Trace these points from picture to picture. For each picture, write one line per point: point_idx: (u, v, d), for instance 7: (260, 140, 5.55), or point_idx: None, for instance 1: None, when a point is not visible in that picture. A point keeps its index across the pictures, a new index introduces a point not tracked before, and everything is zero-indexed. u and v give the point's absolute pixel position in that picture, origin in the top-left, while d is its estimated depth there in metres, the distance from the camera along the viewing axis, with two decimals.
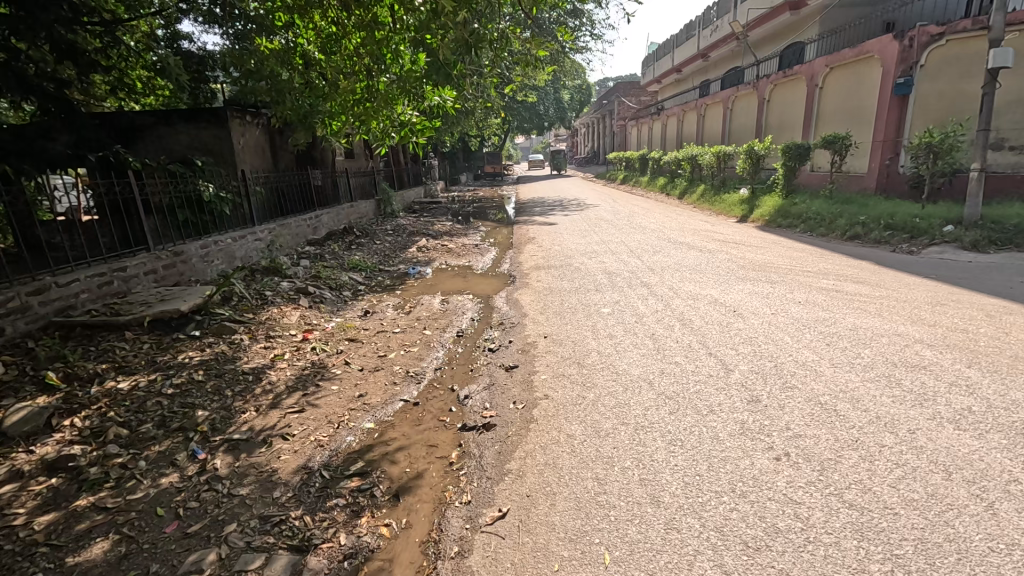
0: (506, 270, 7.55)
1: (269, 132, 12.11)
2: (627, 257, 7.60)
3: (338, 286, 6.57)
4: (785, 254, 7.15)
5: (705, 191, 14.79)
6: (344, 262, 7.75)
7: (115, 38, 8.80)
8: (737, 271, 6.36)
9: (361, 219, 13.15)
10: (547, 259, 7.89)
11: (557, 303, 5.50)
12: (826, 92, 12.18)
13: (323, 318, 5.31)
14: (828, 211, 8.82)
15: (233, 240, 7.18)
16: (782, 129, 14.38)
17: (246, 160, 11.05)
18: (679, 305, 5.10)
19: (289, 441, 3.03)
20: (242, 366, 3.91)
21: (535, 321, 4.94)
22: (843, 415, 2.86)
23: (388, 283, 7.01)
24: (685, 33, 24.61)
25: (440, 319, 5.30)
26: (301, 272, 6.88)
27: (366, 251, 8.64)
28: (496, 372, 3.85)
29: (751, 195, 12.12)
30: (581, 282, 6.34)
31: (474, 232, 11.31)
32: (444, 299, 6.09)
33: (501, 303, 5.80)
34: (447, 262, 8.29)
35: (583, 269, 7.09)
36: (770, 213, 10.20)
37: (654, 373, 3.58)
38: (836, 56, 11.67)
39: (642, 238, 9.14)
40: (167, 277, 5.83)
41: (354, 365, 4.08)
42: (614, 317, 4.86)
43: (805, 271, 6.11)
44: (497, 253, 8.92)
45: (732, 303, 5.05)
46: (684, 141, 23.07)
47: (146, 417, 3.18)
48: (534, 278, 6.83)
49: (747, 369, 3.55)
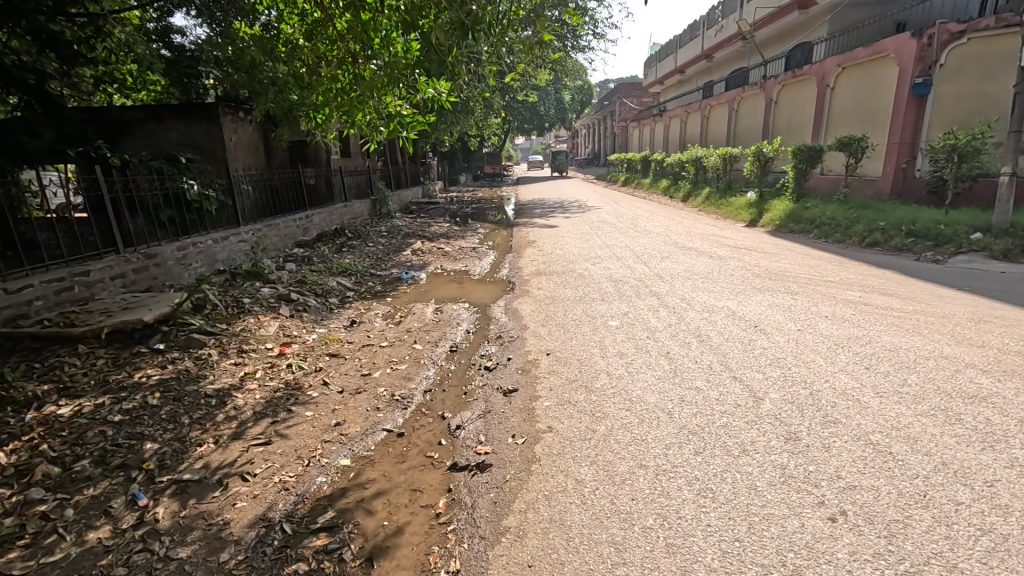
0: (505, 276, 7.11)
1: (260, 128, 11.67)
2: (633, 262, 7.19)
3: (324, 292, 6.12)
4: (802, 261, 6.72)
5: (711, 194, 14.37)
6: (334, 266, 7.31)
7: (98, 29, 8.39)
8: (753, 279, 5.93)
9: (355, 220, 12.70)
10: (548, 265, 7.47)
11: (560, 314, 5.07)
12: (838, 93, 11.77)
13: (304, 329, 4.86)
14: (843, 216, 8.39)
15: (214, 241, 6.72)
16: (791, 131, 13.96)
17: (238, 158, 10.59)
18: (694, 318, 4.67)
19: (248, 483, 2.57)
20: (206, 387, 3.45)
21: (536, 335, 4.50)
22: (902, 460, 2.42)
23: (379, 289, 6.57)
24: (688, 33, 24.25)
25: (432, 331, 4.85)
26: (286, 277, 6.43)
27: (357, 253, 8.20)
28: (493, 397, 3.40)
29: (760, 198, 11.70)
30: (585, 290, 5.91)
31: (472, 234, 10.88)
32: (437, 308, 5.65)
33: (500, 312, 5.37)
34: (442, 266, 7.85)
35: (586, 276, 6.67)
36: (781, 217, 9.78)
37: (672, 402, 3.14)
38: (849, 55, 11.27)
39: (647, 242, 8.73)
40: (138, 281, 5.39)
41: (334, 386, 3.62)
42: (623, 332, 4.43)
43: (826, 280, 5.68)
44: (496, 257, 8.48)
45: (752, 317, 4.61)
46: (688, 142, 22.66)
47: (85, 451, 2.73)
48: (534, 285, 6.40)
49: (779, 398, 3.10)
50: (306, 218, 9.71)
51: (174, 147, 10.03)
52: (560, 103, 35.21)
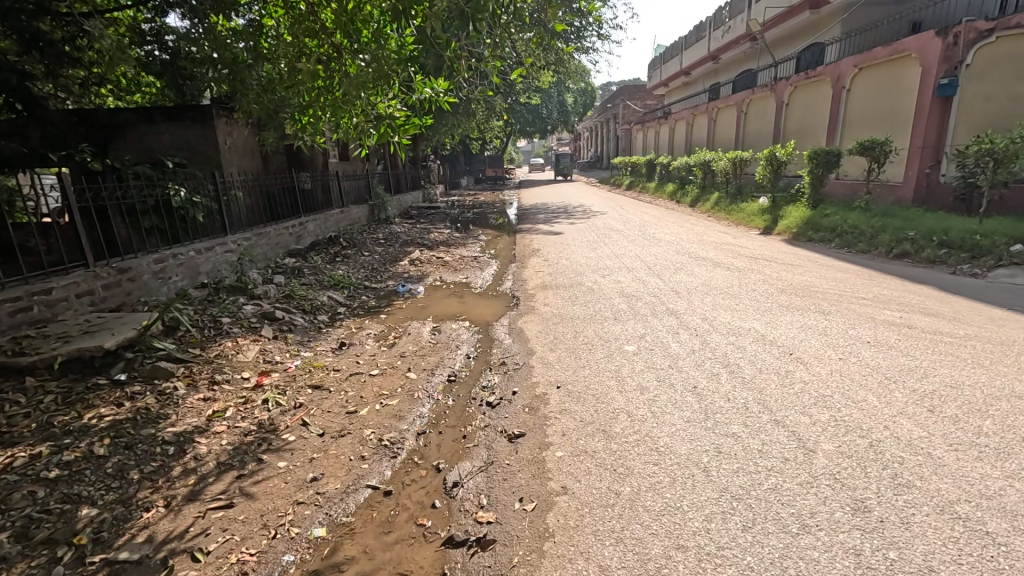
0: (508, 289, 6.65)
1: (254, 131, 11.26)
2: (646, 275, 6.73)
3: (314, 309, 5.67)
4: (828, 275, 6.25)
5: (720, 199, 13.91)
6: (326, 278, 6.86)
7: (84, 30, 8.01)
8: (778, 296, 5.46)
9: (353, 226, 12.26)
10: (555, 276, 7.02)
11: (571, 336, 4.61)
12: (854, 95, 11.33)
13: (288, 353, 4.39)
14: (866, 225, 7.92)
15: (198, 252, 6.28)
16: (803, 134, 13.50)
17: (232, 162, 10.16)
18: (720, 343, 4.20)
19: (198, 565, 2.11)
20: (165, 431, 2.99)
21: (544, 362, 4.03)
22: (1006, 545, 1.95)
23: (373, 305, 6.11)
24: (694, 34, 23.81)
25: (429, 356, 4.38)
26: (273, 290, 5.97)
27: (351, 264, 7.74)
28: (495, 444, 2.94)
29: (774, 205, 11.23)
30: (596, 307, 5.45)
31: (473, 242, 10.42)
32: (435, 327, 5.18)
33: (503, 333, 4.91)
34: (442, 278, 7.39)
35: (597, 290, 6.21)
36: (798, 225, 9.30)
37: (707, 455, 2.67)
38: (867, 55, 10.81)
39: (659, 252, 8.27)
40: (110, 298, 4.95)
41: (314, 428, 3.16)
42: (641, 360, 3.96)
43: (860, 297, 5.20)
44: (499, 268, 8.02)
45: (785, 342, 4.14)
46: (694, 146, 22.20)
47: (5, 521, 2.27)
48: (540, 300, 5.93)
49: (834, 450, 2.63)
50: (301, 225, 9.26)
51: (162, 151, 9.61)
52: (563, 106, 34.85)
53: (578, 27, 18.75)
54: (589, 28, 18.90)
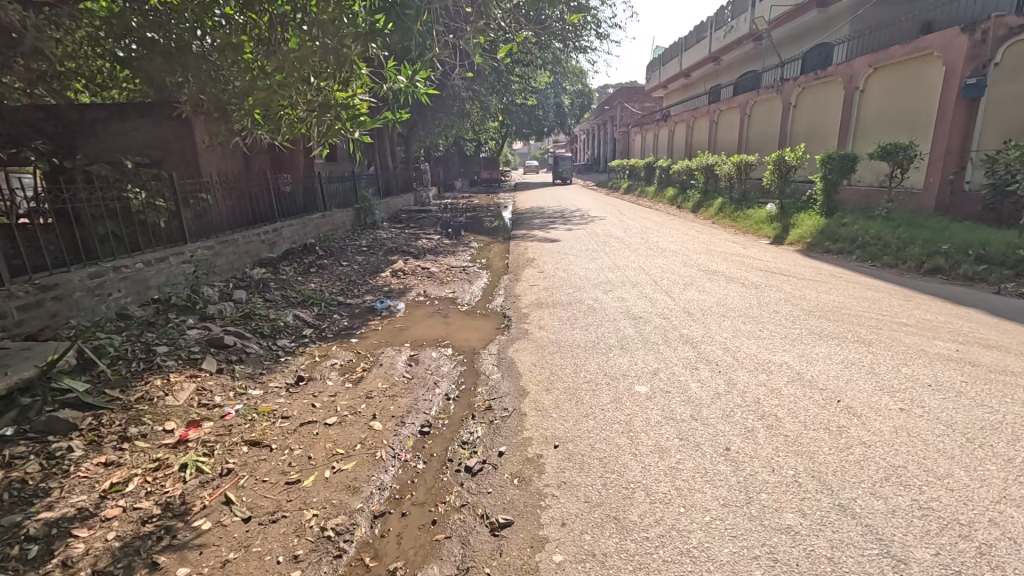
0: (500, 306, 5.95)
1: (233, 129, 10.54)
2: (652, 291, 6.06)
3: (275, 332, 4.93)
4: (857, 293, 5.59)
5: (724, 204, 13.25)
6: (295, 292, 6.13)
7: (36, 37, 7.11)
8: (806, 320, 4.79)
9: (336, 231, 11.54)
10: (551, 292, 6.31)
11: (569, 370, 3.91)
12: (870, 96, 10.71)
13: (231, 393, 3.65)
14: (890, 236, 7.28)
15: (147, 264, 5.53)
16: (813, 137, 12.87)
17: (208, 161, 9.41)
18: (750, 384, 3.50)
19: None
20: (33, 520, 2.26)
21: (539, 410, 3.32)
22: None
23: (345, 326, 5.39)
24: (694, 35, 23.26)
25: (399, 396, 3.65)
26: (229, 309, 5.22)
27: (326, 276, 7.02)
28: (474, 539, 2.23)
29: (783, 212, 10.60)
30: (599, 332, 4.76)
31: (464, 250, 9.71)
32: (413, 356, 4.46)
33: (490, 365, 4.20)
34: (426, 292, 6.68)
35: (597, 309, 5.50)
36: (812, 234, 8.64)
37: (759, 565, 1.97)
38: (885, 53, 10.19)
39: (664, 264, 7.61)
40: (28, 321, 4.21)
41: (238, 509, 2.43)
42: (657, 407, 3.25)
43: (901, 324, 4.53)
44: (490, 280, 7.32)
45: (827, 383, 3.46)
46: (695, 149, 21.60)
47: None
48: (534, 321, 5.24)
49: (931, 560, 1.94)
50: (276, 231, 8.51)
51: (125, 149, 8.86)
52: (560, 108, 34.25)
53: (579, 25, 18.06)
54: (588, 27, 18.32)
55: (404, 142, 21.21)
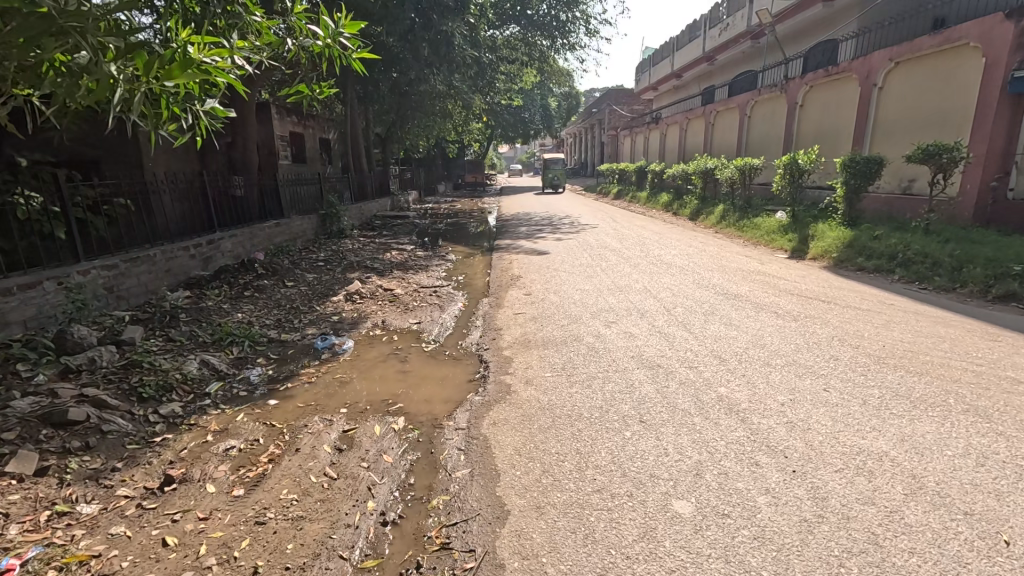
0: (476, 344, 4.70)
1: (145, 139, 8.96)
2: (665, 324, 4.88)
3: (163, 393, 3.56)
4: (925, 329, 4.43)
5: (727, 212, 12.18)
6: (215, 325, 4.80)
7: None
8: (879, 373, 3.60)
9: (297, 241, 10.20)
10: (540, 324, 5.04)
11: (569, 468, 2.64)
12: (891, 93, 9.68)
13: (41, 518, 2.34)
14: (940, 254, 6.17)
15: (8, 293, 4.16)
16: (822, 139, 11.84)
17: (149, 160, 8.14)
18: (851, 505, 2.26)
19: None
20: None
21: (526, 560, 2.04)
22: None
23: (271, 375, 4.08)
24: (686, 35, 22.38)
25: (307, 523, 2.33)
26: (106, 355, 3.84)
27: (264, 302, 5.69)
28: None
29: (797, 223, 9.50)
30: (607, 389, 3.53)
31: (438, 264, 8.43)
32: (347, 433, 3.16)
33: (455, 451, 2.91)
34: (384, 322, 5.39)
35: (601, 351, 4.27)
36: (839, 248, 7.54)
37: None
38: (908, 45, 9.16)
39: (674, 284, 6.44)
40: None
41: None
42: (716, 556, 2.00)
43: (1012, 382, 3.37)
44: (467, 305, 6.07)
45: (965, 498, 2.26)
46: (688, 152, 20.61)
47: None
48: (518, 370, 3.96)
49: None
50: (212, 244, 7.12)
51: (30, 145, 7.38)
52: (547, 110, 33.23)
53: (565, 20, 17.03)
54: (577, 22, 17.27)
55: (382, 144, 19.94)
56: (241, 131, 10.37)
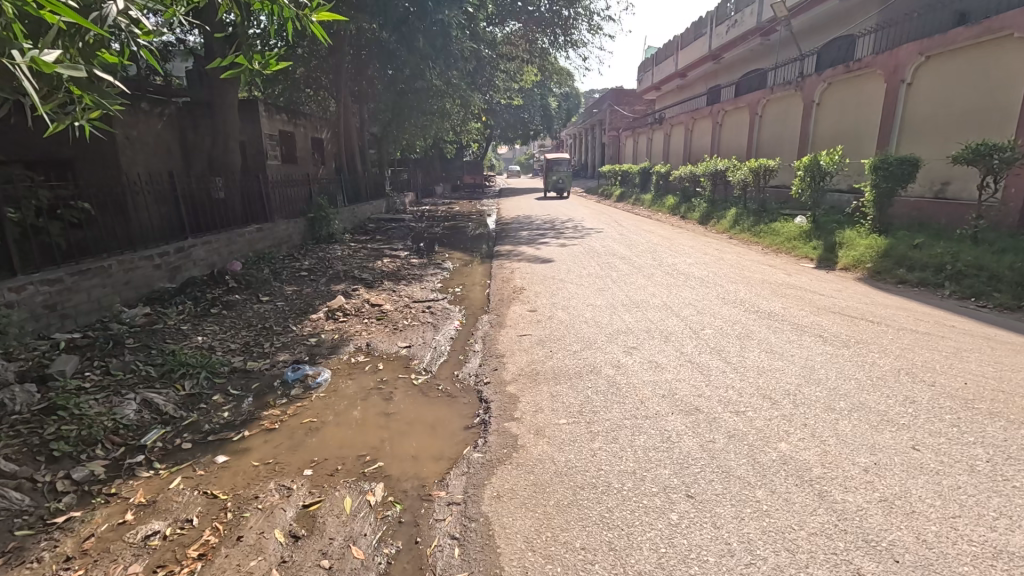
0: (475, 374, 3.99)
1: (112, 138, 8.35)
2: (696, 352, 4.19)
3: (82, 449, 2.84)
4: (1007, 361, 3.74)
5: (741, 216, 11.50)
6: (168, 352, 4.07)
7: None
8: (974, 423, 2.91)
9: (282, 247, 9.50)
10: (549, 350, 4.33)
11: None
12: (922, 89, 9.00)
13: None
14: (997, 267, 5.50)
15: None
16: (843, 139, 11.15)
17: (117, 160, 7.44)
18: None
19: None
20: None
21: None
22: None
23: (226, 420, 3.36)
24: (692, 33, 21.71)
25: None
26: (21, 397, 3.11)
27: (232, 321, 4.98)
28: None
29: (821, 230, 8.82)
30: (638, 444, 2.84)
31: (433, 274, 7.72)
32: (307, 510, 2.44)
33: (447, 542, 2.20)
34: (369, 346, 4.68)
35: (625, 388, 3.58)
36: (873, 257, 6.87)
37: None
38: (942, 37, 8.48)
39: (696, 299, 5.75)
40: None
41: None
42: None
43: None
44: (465, 323, 5.37)
45: None
46: (694, 153, 19.95)
47: None
48: (526, 414, 3.25)
49: None
50: (181, 252, 6.40)
51: None
52: (546, 110, 32.57)
53: (567, 17, 16.24)
54: (581, 18, 16.56)
55: (378, 143, 19.26)
56: (223, 129, 9.65)
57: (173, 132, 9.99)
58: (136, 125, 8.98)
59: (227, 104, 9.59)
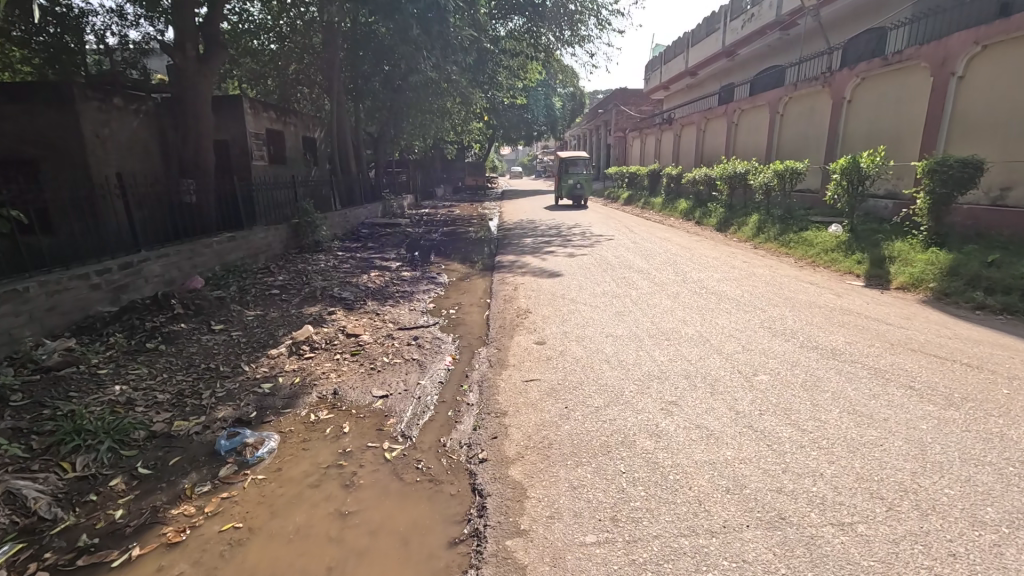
0: (470, 443, 3.02)
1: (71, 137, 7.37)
2: (757, 412, 3.21)
3: None
4: None
5: (765, 223, 10.53)
6: (67, 413, 3.10)
7: None
8: None
9: (260, 256, 8.57)
10: (564, 407, 3.34)
11: None
12: (976, 83, 8.00)
13: None
14: None
15: None
16: (881, 138, 10.14)
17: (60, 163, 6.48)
18: None
19: None
20: None
21: None
22: None
23: (115, 527, 2.38)
24: (704, 29, 20.74)
25: None
26: None
27: (170, 360, 4.02)
28: None
29: (864, 240, 7.84)
30: None
31: (426, 290, 6.76)
32: None
33: None
34: (336, 395, 3.69)
35: (673, 473, 2.60)
36: (937, 275, 5.90)
37: None
38: (1003, 24, 7.45)
39: (738, 329, 4.77)
40: None
41: None
42: None
43: None
44: (459, 360, 4.38)
45: None
46: (706, 155, 19.03)
47: None
48: (536, 526, 2.26)
49: None
50: (129, 268, 5.44)
51: None
52: (550, 110, 31.61)
53: (573, 11, 15.21)
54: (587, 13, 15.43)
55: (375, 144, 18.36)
56: (195, 126, 8.64)
57: (148, 129, 8.97)
58: (109, 121, 7.93)
59: (200, 100, 8.58)
